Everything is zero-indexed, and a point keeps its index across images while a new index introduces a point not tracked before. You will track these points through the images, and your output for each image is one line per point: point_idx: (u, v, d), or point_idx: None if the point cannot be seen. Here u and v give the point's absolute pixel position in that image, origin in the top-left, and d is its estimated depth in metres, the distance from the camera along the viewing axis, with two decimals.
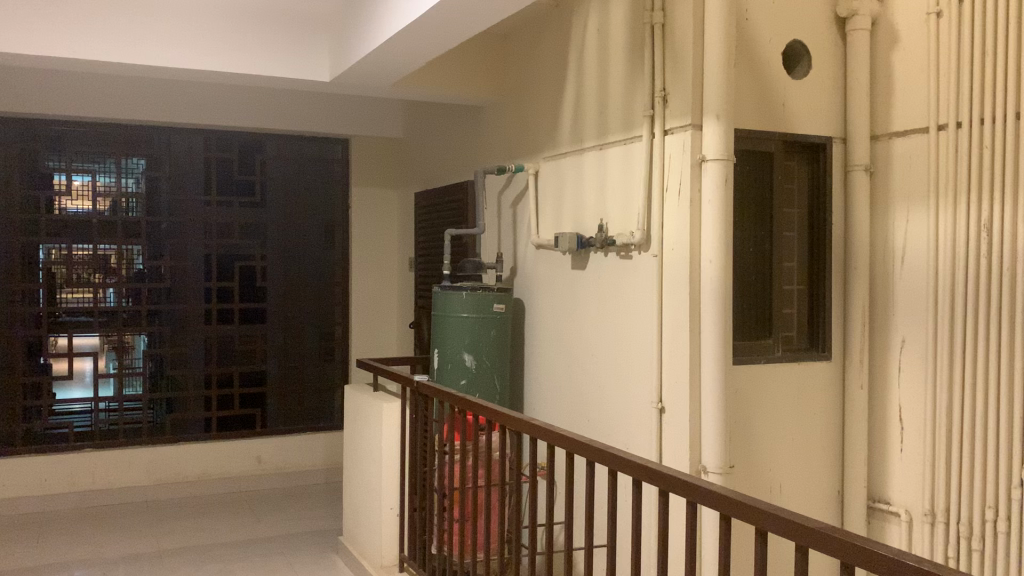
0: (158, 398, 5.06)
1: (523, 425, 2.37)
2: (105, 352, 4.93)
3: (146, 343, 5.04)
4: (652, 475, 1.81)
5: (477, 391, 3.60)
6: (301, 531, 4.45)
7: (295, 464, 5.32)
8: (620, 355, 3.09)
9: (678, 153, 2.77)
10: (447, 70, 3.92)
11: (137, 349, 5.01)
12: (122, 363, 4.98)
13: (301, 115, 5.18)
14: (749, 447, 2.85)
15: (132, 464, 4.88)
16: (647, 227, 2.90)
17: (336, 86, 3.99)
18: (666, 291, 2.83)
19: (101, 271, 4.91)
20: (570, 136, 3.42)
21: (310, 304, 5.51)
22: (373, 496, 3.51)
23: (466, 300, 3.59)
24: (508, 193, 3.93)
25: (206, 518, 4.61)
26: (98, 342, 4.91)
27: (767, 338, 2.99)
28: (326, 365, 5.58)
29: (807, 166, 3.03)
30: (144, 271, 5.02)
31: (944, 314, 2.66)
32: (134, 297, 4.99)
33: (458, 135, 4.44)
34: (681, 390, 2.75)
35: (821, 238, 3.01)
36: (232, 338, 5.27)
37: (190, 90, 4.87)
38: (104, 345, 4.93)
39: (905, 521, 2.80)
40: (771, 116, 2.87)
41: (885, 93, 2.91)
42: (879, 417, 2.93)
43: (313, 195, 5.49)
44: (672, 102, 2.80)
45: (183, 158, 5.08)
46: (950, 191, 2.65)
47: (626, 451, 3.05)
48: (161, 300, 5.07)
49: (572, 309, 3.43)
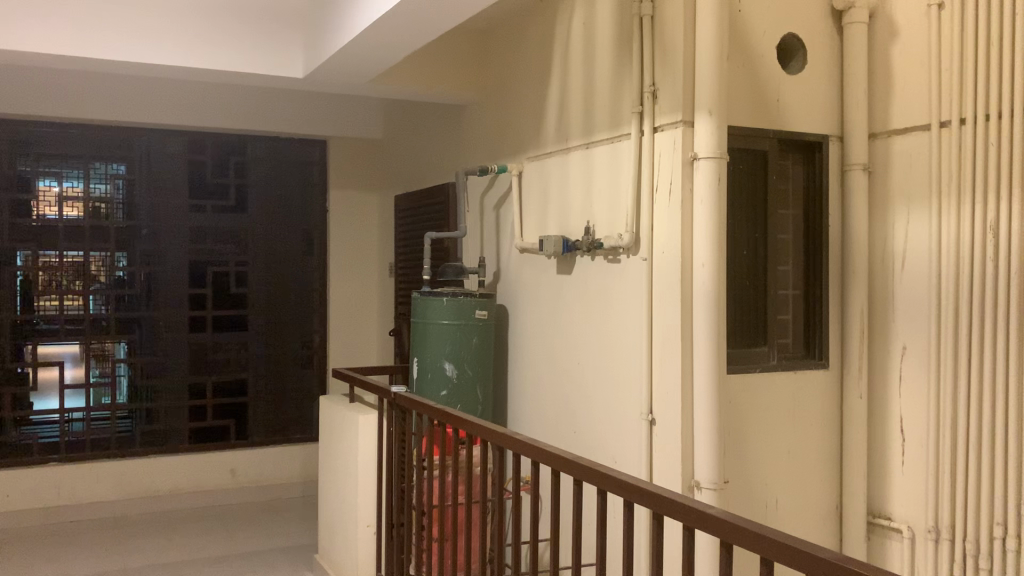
0: (133, 408, 4.86)
1: (506, 440, 2.21)
2: (85, 360, 4.76)
3: (126, 348, 4.86)
4: (645, 496, 1.68)
5: (459, 402, 3.44)
6: (276, 547, 4.27)
7: (271, 476, 5.13)
8: (608, 365, 2.94)
9: (669, 151, 2.63)
10: (427, 66, 3.77)
11: (117, 356, 4.84)
12: (96, 372, 4.79)
13: (277, 116, 5.01)
14: (743, 460, 2.70)
15: (101, 478, 4.68)
16: (636, 230, 2.75)
17: (313, 83, 3.83)
18: (656, 295, 2.68)
19: (81, 278, 4.74)
20: (555, 135, 3.28)
21: (288, 311, 5.33)
22: (349, 511, 3.33)
23: (446, 306, 3.44)
24: (490, 195, 3.78)
25: (177, 535, 4.42)
26: (78, 351, 4.75)
27: (762, 346, 2.85)
28: (304, 374, 5.40)
29: (803, 166, 2.90)
30: (124, 277, 4.85)
31: (948, 320, 2.53)
32: (103, 304, 4.80)
33: (439, 137, 4.29)
34: (672, 400, 2.61)
35: (817, 241, 2.88)
36: (206, 346, 5.08)
37: (162, 89, 4.70)
38: (84, 354, 4.75)
39: (908, 538, 2.66)
40: (766, 112, 2.74)
41: (883, 90, 2.78)
42: (880, 428, 2.80)
43: (291, 198, 5.32)
44: (662, 98, 2.66)
45: (156, 159, 4.90)
46: (953, 189, 2.53)
47: (615, 467, 2.90)
48: (137, 307, 4.89)
49: (557, 316, 3.28)
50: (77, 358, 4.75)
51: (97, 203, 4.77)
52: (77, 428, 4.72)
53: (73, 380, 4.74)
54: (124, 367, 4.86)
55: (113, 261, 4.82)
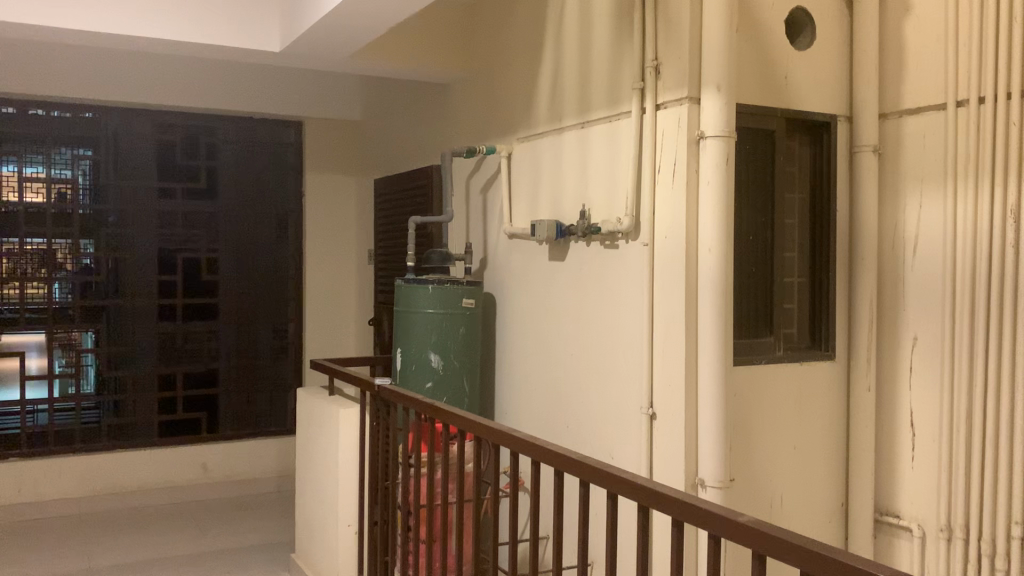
0: (101, 399, 4.65)
1: (501, 436, 2.04)
2: (53, 351, 4.54)
3: (93, 339, 4.63)
4: (664, 501, 1.55)
5: (444, 395, 3.28)
6: (250, 545, 4.08)
7: (244, 471, 4.93)
8: (604, 354, 2.80)
9: (673, 129, 2.48)
10: (412, 41, 3.57)
11: (85, 346, 4.61)
12: (63, 363, 4.56)
13: (249, 93, 4.77)
14: (747, 456, 2.57)
15: (64, 474, 4.44)
16: (636, 213, 2.61)
17: (290, 58, 3.62)
18: (657, 282, 2.54)
19: (48, 265, 4.51)
20: (547, 113, 3.12)
21: (262, 300, 5.13)
22: (329, 509, 3.14)
23: (431, 294, 3.26)
24: (477, 177, 3.62)
25: (146, 533, 4.21)
26: (44, 340, 4.52)
27: (768, 336, 2.72)
28: (279, 365, 5.20)
29: (810, 148, 2.77)
30: (93, 265, 4.63)
31: (965, 309, 2.40)
32: (69, 292, 4.57)
33: (422, 117, 4.11)
34: (675, 393, 2.47)
35: (824, 226, 2.75)
36: (175, 335, 4.86)
37: (127, 64, 4.46)
38: (51, 343, 4.53)
39: (918, 537, 2.54)
40: (773, 90, 2.59)
41: (895, 66, 2.65)
42: (888, 421, 2.67)
43: (265, 182, 5.10)
44: (665, 73, 2.51)
45: (124, 140, 4.66)
46: (972, 172, 2.40)
47: (612, 463, 2.76)
48: (106, 295, 4.66)
49: (548, 303, 3.13)
50: (44, 347, 4.52)
51: (62, 189, 4.54)
52: (41, 421, 4.49)
53: (38, 370, 4.51)
54: (92, 358, 4.63)
55: (78, 248, 4.59)
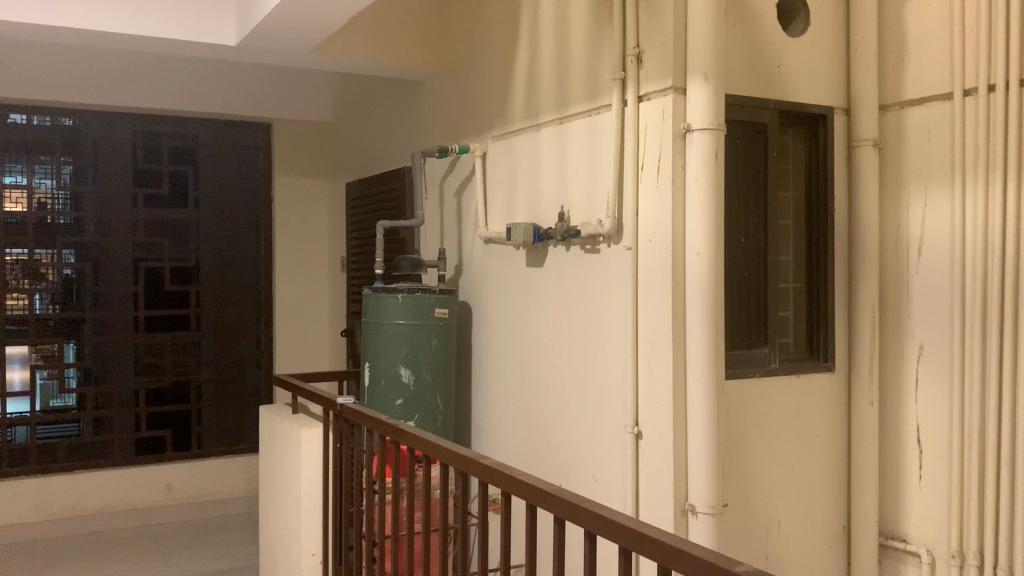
0: (81, 414, 4.45)
1: (469, 464, 1.82)
2: (35, 364, 4.34)
3: (75, 352, 4.45)
4: (646, 543, 1.35)
5: (416, 413, 3.06)
6: (213, 570, 3.84)
7: (211, 492, 4.67)
8: (586, 366, 2.59)
9: (656, 122, 2.28)
10: (380, 34, 3.36)
11: (67, 360, 4.43)
12: (44, 375, 4.37)
13: (214, 94, 4.55)
14: (740, 477, 2.36)
15: (17, 498, 4.18)
16: (618, 215, 2.40)
17: (249, 54, 3.40)
18: (642, 289, 2.33)
19: (31, 275, 4.33)
20: (523, 109, 2.91)
21: (232, 311, 4.89)
22: (292, 537, 2.91)
23: (402, 304, 3.04)
24: (451, 179, 3.41)
25: (104, 560, 3.96)
26: (27, 352, 4.33)
27: (762, 347, 2.50)
28: (249, 379, 4.96)
29: (804, 143, 2.57)
30: (72, 277, 4.44)
31: (976, 315, 2.20)
32: (50, 303, 4.38)
33: (396, 116, 3.89)
34: (662, 410, 2.26)
35: (822, 225, 2.54)
36: (141, 349, 4.62)
37: (83, 62, 4.22)
38: (32, 353, 4.34)
39: (928, 563, 2.33)
40: (766, 79, 2.40)
41: (896, 54, 2.45)
42: (893, 437, 2.47)
43: (233, 187, 4.86)
44: (648, 62, 2.31)
45: (91, 144, 4.45)
46: (981, 167, 2.20)
47: (596, 486, 2.54)
48: (80, 308, 4.46)
49: (527, 314, 2.91)
50: (27, 359, 4.33)
51: (42, 198, 4.35)
52: (19, 437, 4.29)
53: (19, 385, 4.31)
54: (74, 370, 4.45)
55: (60, 258, 4.40)
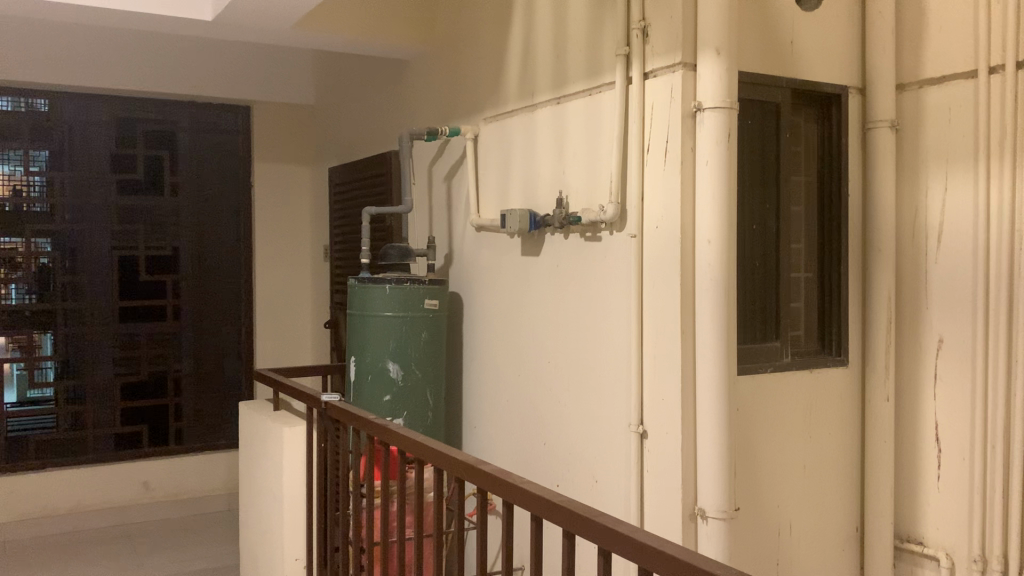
0: (57, 407, 4.28)
1: (468, 469, 1.67)
2: (9, 354, 4.16)
3: (51, 344, 4.26)
4: (668, 563, 1.20)
5: (404, 409, 2.91)
6: (191, 571, 3.67)
7: (190, 489, 4.50)
8: (586, 361, 2.45)
9: (664, 100, 2.13)
10: (364, 11, 3.18)
11: (43, 351, 4.24)
12: (20, 368, 4.18)
13: (190, 74, 4.36)
14: (750, 479, 2.23)
15: None
16: (621, 201, 2.25)
17: (225, 30, 3.22)
18: (648, 278, 2.18)
19: (4, 265, 4.13)
20: (518, 89, 2.76)
21: (212, 301, 4.71)
22: (273, 541, 2.75)
23: (389, 295, 2.88)
24: (440, 164, 3.25)
25: (77, 561, 3.78)
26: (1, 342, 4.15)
27: (773, 341, 2.36)
28: (229, 371, 4.78)
29: (817, 124, 2.43)
30: (48, 267, 4.24)
31: (1003, 307, 2.08)
32: (26, 294, 4.19)
33: (381, 98, 3.72)
34: (669, 408, 2.12)
35: (835, 212, 2.41)
36: (117, 341, 4.43)
37: (51, 39, 4.01)
38: (8, 344, 4.16)
39: (947, 568, 2.21)
40: (778, 56, 2.26)
41: (914, 31, 2.31)
42: (909, 436, 2.35)
43: (211, 173, 4.67)
44: (653, 36, 2.16)
45: (64, 128, 4.25)
46: (1008, 150, 2.07)
47: (596, 489, 2.40)
48: (55, 298, 4.26)
49: (521, 305, 2.77)
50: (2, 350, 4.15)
51: (17, 184, 4.15)
52: None
53: None
54: (51, 362, 4.26)
55: (35, 248, 4.21)
